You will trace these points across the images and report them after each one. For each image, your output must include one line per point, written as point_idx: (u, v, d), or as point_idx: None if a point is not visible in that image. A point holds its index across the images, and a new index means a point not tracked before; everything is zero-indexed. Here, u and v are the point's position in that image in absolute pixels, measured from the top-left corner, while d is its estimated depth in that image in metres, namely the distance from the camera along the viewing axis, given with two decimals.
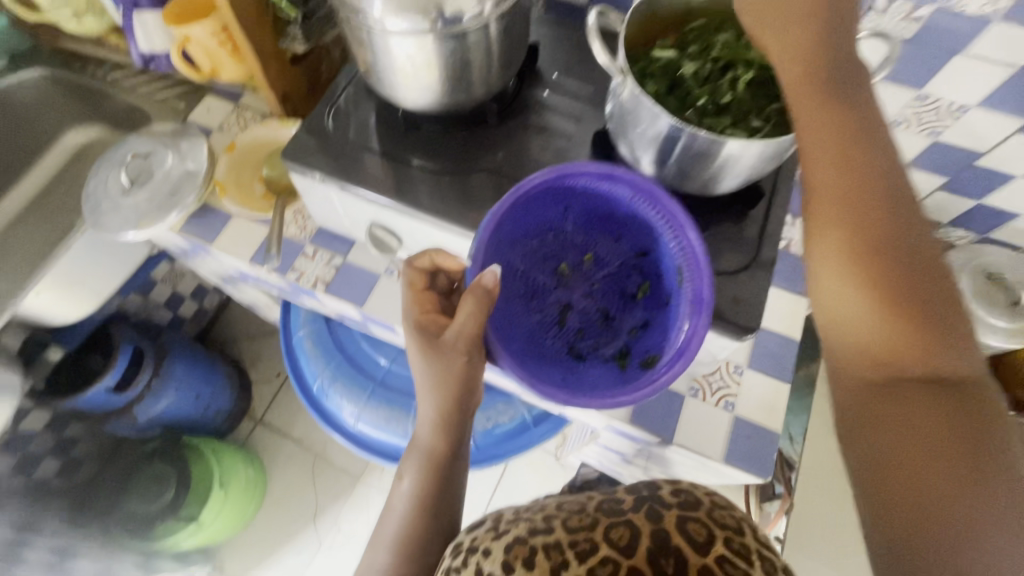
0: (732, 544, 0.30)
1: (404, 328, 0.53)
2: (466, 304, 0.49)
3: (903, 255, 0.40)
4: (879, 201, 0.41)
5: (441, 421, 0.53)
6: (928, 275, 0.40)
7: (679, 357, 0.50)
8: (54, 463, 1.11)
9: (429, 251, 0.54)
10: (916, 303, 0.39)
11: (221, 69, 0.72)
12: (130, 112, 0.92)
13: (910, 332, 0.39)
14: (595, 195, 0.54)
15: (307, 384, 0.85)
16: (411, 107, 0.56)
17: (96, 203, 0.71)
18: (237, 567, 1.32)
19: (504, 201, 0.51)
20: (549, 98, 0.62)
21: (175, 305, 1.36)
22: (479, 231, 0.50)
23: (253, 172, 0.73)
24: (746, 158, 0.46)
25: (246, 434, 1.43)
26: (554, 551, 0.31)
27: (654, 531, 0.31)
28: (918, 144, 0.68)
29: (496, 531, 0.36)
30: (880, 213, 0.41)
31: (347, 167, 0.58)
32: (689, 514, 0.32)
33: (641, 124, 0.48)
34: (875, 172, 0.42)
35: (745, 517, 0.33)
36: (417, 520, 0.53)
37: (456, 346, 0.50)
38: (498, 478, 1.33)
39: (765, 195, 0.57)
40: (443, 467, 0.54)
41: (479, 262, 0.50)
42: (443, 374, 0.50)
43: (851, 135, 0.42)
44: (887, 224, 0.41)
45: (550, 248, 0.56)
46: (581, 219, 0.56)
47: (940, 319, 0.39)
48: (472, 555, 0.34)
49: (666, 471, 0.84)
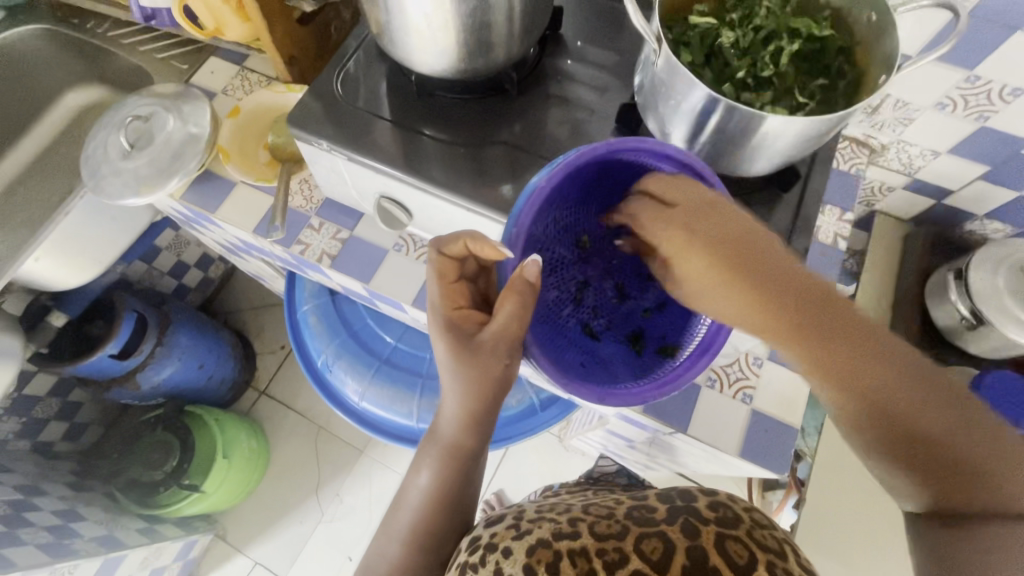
0: (774, 569, 0.32)
1: (436, 325, 0.50)
2: (507, 303, 0.46)
3: (900, 405, 0.37)
4: (857, 357, 0.38)
5: (465, 419, 0.52)
6: (916, 406, 0.37)
7: (701, 353, 0.48)
8: (60, 427, 1.19)
9: (463, 237, 0.48)
10: (927, 437, 0.37)
11: (225, 28, 0.68)
12: (130, 73, 0.88)
13: (940, 477, 0.37)
14: (630, 170, 0.52)
15: (311, 359, 0.83)
16: (426, 72, 0.52)
17: (96, 166, 0.69)
18: (240, 535, 1.34)
19: (558, 167, 0.45)
20: (572, 68, 0.59)
21: (180, 274, 1.35)
22: (518, 210, 0.45)
23: (257, 138, 0.70)
24: (785, 139, 0.42)
25: (250, 404, 1.43)
26: (578, 559, 0.34)
27: (692, 547, 0.33)
28: (960, 130, 0.62)
29: (514, 530, 0.40)
30: (869, 376, 0.38)
31: (356, 136, 0.55)
32: (727, 532, 0.34)
33: (674, 97, 0.44)
34: (837, 319, 0.39)
35: (784, 538, 0.36)
36: (433, 514, 0.52)
37: (496, 351, 0.48)
38: (500, 457, 1.33)
39: (800, 179, 0.53)
40: (461, 459, 0.53)
41: (517, 250, 0.46)
42: (478, 378, 0.49)
43: (792, 297, 0.40)
44: (876, 383, 0.38)
45: (575, 219, 0.54)
46: (609, 194, 0.55)
47: (957, 433, 0.37)
48: (491, 553, 0.39)
49: (673, 460, 0.82)
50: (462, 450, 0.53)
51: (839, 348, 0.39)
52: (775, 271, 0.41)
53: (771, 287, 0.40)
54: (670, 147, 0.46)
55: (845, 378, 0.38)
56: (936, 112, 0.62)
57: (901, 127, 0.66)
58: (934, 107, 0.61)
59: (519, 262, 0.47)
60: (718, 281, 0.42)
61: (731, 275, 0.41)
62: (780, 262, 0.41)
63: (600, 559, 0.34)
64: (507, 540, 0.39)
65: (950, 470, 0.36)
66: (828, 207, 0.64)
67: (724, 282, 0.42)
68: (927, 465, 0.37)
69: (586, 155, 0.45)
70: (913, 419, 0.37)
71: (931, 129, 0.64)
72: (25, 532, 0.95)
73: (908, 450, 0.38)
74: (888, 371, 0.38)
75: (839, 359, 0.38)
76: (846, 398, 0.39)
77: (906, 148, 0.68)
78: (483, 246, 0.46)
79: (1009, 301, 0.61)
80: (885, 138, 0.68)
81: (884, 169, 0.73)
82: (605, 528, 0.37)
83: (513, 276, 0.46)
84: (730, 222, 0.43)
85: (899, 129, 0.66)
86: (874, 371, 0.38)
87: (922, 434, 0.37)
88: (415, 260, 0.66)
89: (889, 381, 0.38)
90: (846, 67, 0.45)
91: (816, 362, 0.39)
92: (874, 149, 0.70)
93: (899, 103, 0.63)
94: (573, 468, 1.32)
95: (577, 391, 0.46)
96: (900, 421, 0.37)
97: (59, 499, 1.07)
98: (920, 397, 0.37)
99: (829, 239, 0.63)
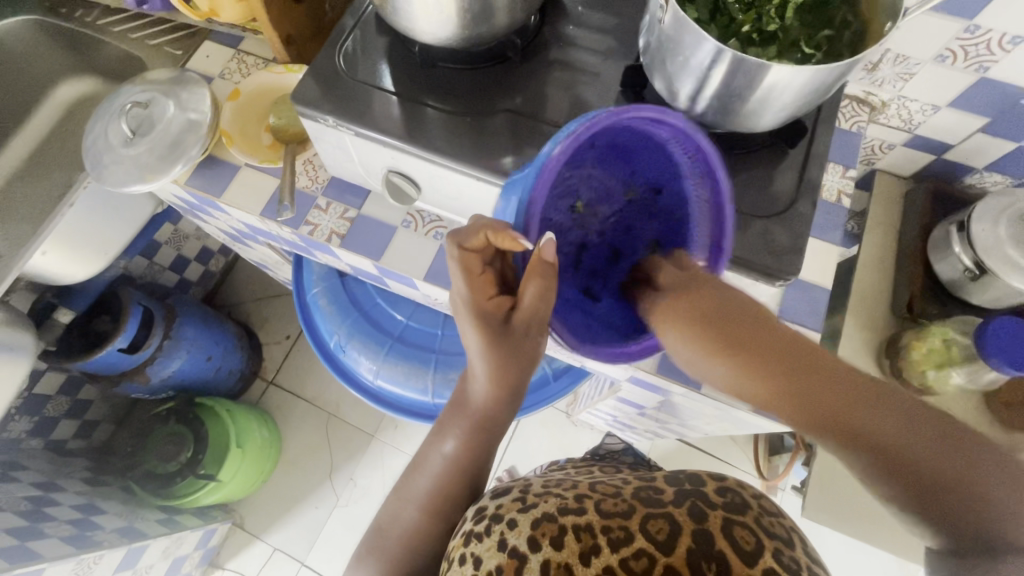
0: (780, 555, 0.33)
1: (467, 313, 0.51)
2: (532, 285, 0.46)
3: (896, 445, 0.37)
4: (838, 404, 0.39)
5: (498, 393, 0.54)
6: (913, 446, 0.36)
7: None
8: (71, 425, 1.21)
9: (485, 227, 0.46)
10: (947, 483, 0.35)
11: (219, 10, 0.67)
12: (127, 61, 0.86)
13: (969, 530, 0.34)
14: (624, 133, 0.48)
15: (324, 340, 0.84)
16: (428, 41, 0.52)
17: (97, 156, 0.68)
18: (257, 523, 1.35)
19: (568, 140, 0.42)
20: (573, 33, 0.59)
21: (181, 268, 1.35)
22: (532, 184, 0.42)
23: (259, 120, 0.70)
24: (791, 90, 0.43)
25: (259, 394, 1.44)
26: (584, 534, 0.36)
27: (698, 531, 0.34)
28: (960, 82, 0.63)
29: (520, 503, 0.41)
30: (856, 419, 0.38)
31: (359, 109, 0.55)
32: (734, 518, 0.35)
33: (683, 53, 0.44)
34: (830, 372, 0.41)
35: (791, 526, 0.37)
36: (453, 481, 0.54)
37: (528, 332, 0.50)
38: (510, 434, 1.35)
39: (807, 133, 0.54)
40: (486, 430, 0.56)
41: (533, 231, 0.44)
42: (510, 358, 0.52)
43: (782, 357, 0.42)
44: (864, 424, 0.38)
45: (569, 184, 0.50)
46: (601, 158, 0.50)
47: (966, 473, 0.35)
48: (496, 523, 0.40)
49: (683, 423, 0.84)
50: (486, 421, 0.55)
51: (835, 402, 0.39)
52: (763, 333, 0.43)
53: (761, 348, 0.42)
54: (668, 110, 0.44)
55: (845, 432, 0.38)
56: (936, 65, 0.62)
57: (901, 82, 0.66)
58: (935, 59, 0.61)
59: (536, 242, 0.45)
60: (710, 346, 0.44)
61: (722, 340, 0.43)
62: (768, 325, 0.44)
63: (605, 536, 0.35)
64: (512, 512, 0.40)
65: (975, 517, 0.34)
66: (832, 165, 0.65)
67: (715, 346, 0.43)
68: (954, 516, 0.35)
69: (589, 126, 0.42)
70: (928, 468, 0.36)
71: (931, 82, 0.64)
72: (48, 526, 0.97)
73: (924, 497, 0.36)
74: (888, 420, 0.38)
75: (834, 412, 0.39)
76: (848, 452, 0.39)
77: (906, 104, 0.68)
78: (504, 237, 0.44)
79: (1011, 250, 0.61)
80: (885, 95, 0.68)
81: (884, 127, 0.73)
82: (611, 507, 0.38)
83: (533, 258, 0.45)
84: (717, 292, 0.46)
85: (898, 85, 0.66)
86: (864, 416, 0.38)
87: (932, 478, 0.35)
88: (423, 236, 0.67)
89: (890, 429, 0.37)
90: (852, 18, 0.45)
91: (812, 417, 0.40)
92: (874, 106, 0.70)
93: (898, 58, 0.63)
94: (581, 443, 1.34)
95: (592, 354, 0.47)
96: (905, 464, 0.36)
97: (77, 495, 1.10)
98: (911, 437, 0.37)
99: (833, 197, 0.64)
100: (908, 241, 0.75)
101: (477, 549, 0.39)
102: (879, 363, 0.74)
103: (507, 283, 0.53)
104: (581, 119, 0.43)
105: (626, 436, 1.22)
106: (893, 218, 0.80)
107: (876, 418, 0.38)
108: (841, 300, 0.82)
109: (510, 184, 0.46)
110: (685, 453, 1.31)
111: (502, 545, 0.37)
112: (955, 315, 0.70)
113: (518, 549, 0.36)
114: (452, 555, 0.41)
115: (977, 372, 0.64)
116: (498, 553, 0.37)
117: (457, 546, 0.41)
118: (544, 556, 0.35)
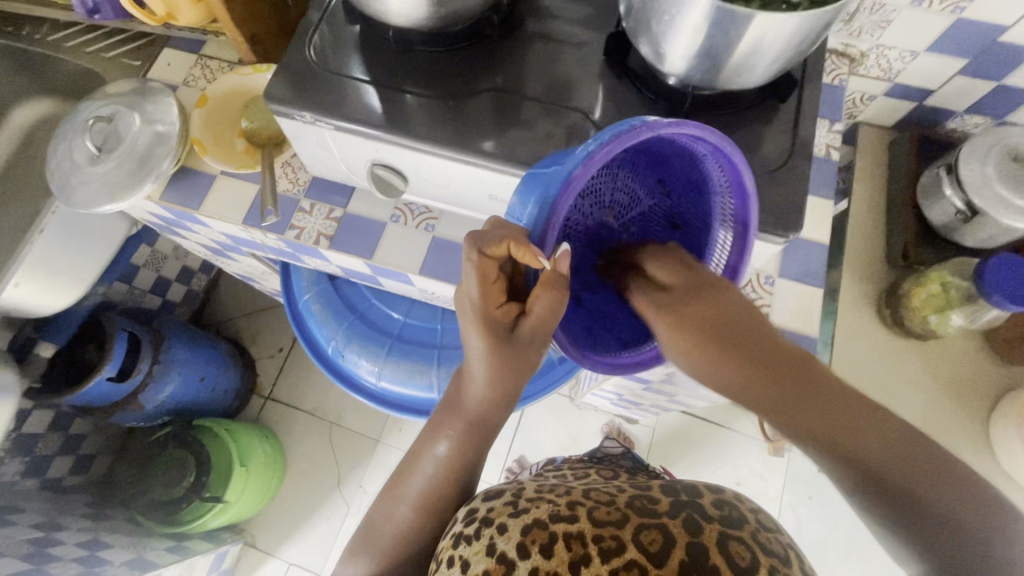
0: (776, 573, 0.32)
1: (473, 322, 0.50)
2: (545, 294, 0.45)
3: (803, 384, 0.43)
4: (765, 353, 0.45)
5: (497, 399, 0.53)
6: (814, 385, 0.42)
7: None
8: (64, 462, 1.18)
9: (510, 239, 0.43)
10: (913, 492, 0.36)
11: (177, 13, 0.64)
12: (81, 76, 0.82)
13: (839, 439, 0.40)
14: (659, 141, 0.46)
15: (321, 347, 0.82)
16: (400, 22, 0.50)
17: (64, 177, 0.65)
18: (269, 540, 1.33)
19: (604, 151, 0.40)
20: (550, 6, 0.57)
21: (163, 291, 1.30)
22: (562, 199, 0.41)
23: (232, 124, 0.67)
24: (780, 40, 0.41)
25: (257, 410, 1.42)
26: (575, 543, 0.34)
27: (692, 545, 0.33)
28: (937, 25, 0.62)
29: (511, 508, 0.40)
30: (776, 365, 0.44)
31: (335, 102, 0.53)
32: (730, 532, 0.34)
33: (670, 10, 0.42)
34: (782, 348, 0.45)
35: (789, 542, 0.36)
36: (446, 481, 0.53)
37: (534, 342, 0.49)
38: (516, 423, 1.35)
39: (797, 85, 0.53)
40: (479, 431, 0.54)
41: (548, 243, 0.43)
42: (515, 367, 0.51)
43: (791, 369, 0.44)
44: (783, 367, 0.44)
45: (598, 187, 0.48)
46: (630, 159, 0.48)
47: (859, 412, 0.40)
48: (487, 527, 0.39)
49: (690, 393, 0.84)
50: (485, 424, 0.55)
51: (802, 378, 0.43)
52: (765, 345, 0.46)
53: (765, 352, 0.45)
54: (710, 130, 0.41)
55: (812, 404, 0.41)
56: (913, 10, 0.61)
57: (879, 30, 0.65)
58: (912, 4, 0.61)
59: (550, 255, 0.44)
60: (687, 326, 0.47)
61: (701, 325, 0.47)
62: (746, 314, 0.47)
63: (596, 546, 0.34)
64: (503, 516, 0.39)
65: (863, 445, 0.38)
66: (818, 120, 0.64)
67: (692, 327, 0.47)
68: (918, 521, 0.35)
69: (624, 141, 0.40)
70: (871, 441, 0.38)
71: (910, 28, 0.64)
72: (53, 566, 0.94)
73: (835, 442, 0.40)
74: (868, 430, 0.39)
75: (812, 399, 0.42)
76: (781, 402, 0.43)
77: (885, 52, 0.68)
78: (525, 254, 0.42)
79: (1000, 188, 0.62)
80: (865, 45, 0.68)
81: (865, 78, 0.73)
82: (604, 514, 0.36)
83: (546, 270, 0.45)
84: (708, 291, 0.48)
85: (877, 34, 0.66)
86: (786, 365, 0.44)
87: (826, 411, 0.41)
88: (414, 228, 0.65)
89: (826, 389, 0.42)
90: None
91: (762, 372, 0.44)
92: (854, 57, 0.70)
93: (875, 6, 0.62)
94: (587, 425, 1.34)
95: (592, 364, 0.48)
96: (809, 397, 0.42)
97: (82, 531, 1.07)
98: (821, 385, 0.42)
99: (822, 152, 0.64)
100: (897, 190, 0.76)
101: (466, 552, 0.38)
102: (880, 314, 0.75)
103: (514, 289, 0.52)
104: (612, 133, 0.40)
105: (631, 413, 1.23)
106: (879, 169, 0.80)
107: (795, 368, 0.44)
108: (835, 256, 0.82)
109: (541, 185, 0.44)
110: (690, 424, 1.32)
111: (491, 551, 0.37)
112: (951, 258, 0.71)
113: (506, 555, 0.35)
114: (442, 557, 0.41)
115: (977, 312, 0.64)
116: (486, 557, 0.36)
117: (447, 548, 0.41)
118: (532, 564, 0.34)
